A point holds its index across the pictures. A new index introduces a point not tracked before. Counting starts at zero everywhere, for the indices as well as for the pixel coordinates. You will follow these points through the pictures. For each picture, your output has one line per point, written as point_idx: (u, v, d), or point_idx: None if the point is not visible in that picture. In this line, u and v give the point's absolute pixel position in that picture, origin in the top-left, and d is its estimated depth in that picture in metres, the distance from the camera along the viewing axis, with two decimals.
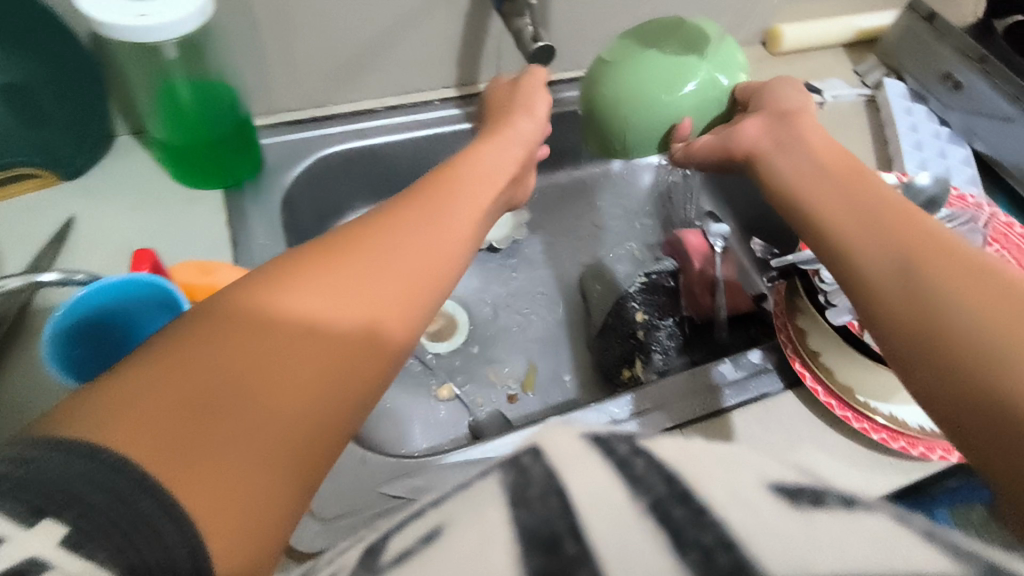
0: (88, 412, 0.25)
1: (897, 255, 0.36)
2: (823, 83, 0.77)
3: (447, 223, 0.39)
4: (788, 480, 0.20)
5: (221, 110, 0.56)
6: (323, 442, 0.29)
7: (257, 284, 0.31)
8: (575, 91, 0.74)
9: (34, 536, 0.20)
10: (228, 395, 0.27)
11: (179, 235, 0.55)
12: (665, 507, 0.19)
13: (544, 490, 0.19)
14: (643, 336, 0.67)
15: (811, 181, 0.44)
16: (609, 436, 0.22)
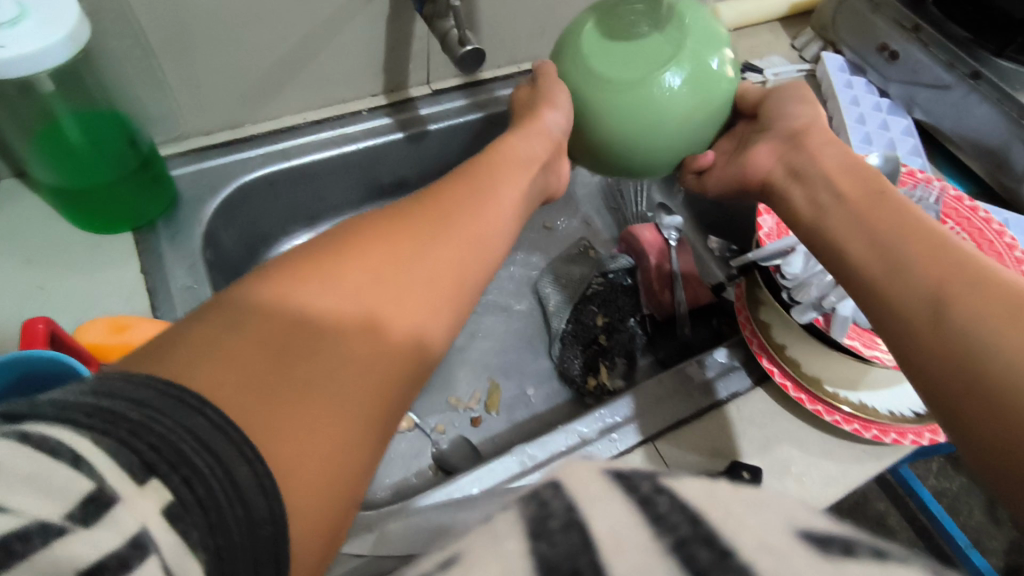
0: (182, 368, 0.26)
1: (875, 222, 0.41)
2: (762, 61, 0.76)
3: (482, 218, 0.41)
4: (821, 527, 0.18)
5: (115, 144, 0.51)
6: (383, 422, 0.31)
7: (322, 262, 0.33)
8: (512, 89, 0.70)
9: (143, 502, 0.20)
10: (306, 365, 0.29)
11: (90, 288, 0.50)
12: (690, 549, 0.17)
13: (565, 522, 0.18)
14: (606, 341, 0.65)
15: (821, 209, 0.45)
16: (631, 472, 0.20)
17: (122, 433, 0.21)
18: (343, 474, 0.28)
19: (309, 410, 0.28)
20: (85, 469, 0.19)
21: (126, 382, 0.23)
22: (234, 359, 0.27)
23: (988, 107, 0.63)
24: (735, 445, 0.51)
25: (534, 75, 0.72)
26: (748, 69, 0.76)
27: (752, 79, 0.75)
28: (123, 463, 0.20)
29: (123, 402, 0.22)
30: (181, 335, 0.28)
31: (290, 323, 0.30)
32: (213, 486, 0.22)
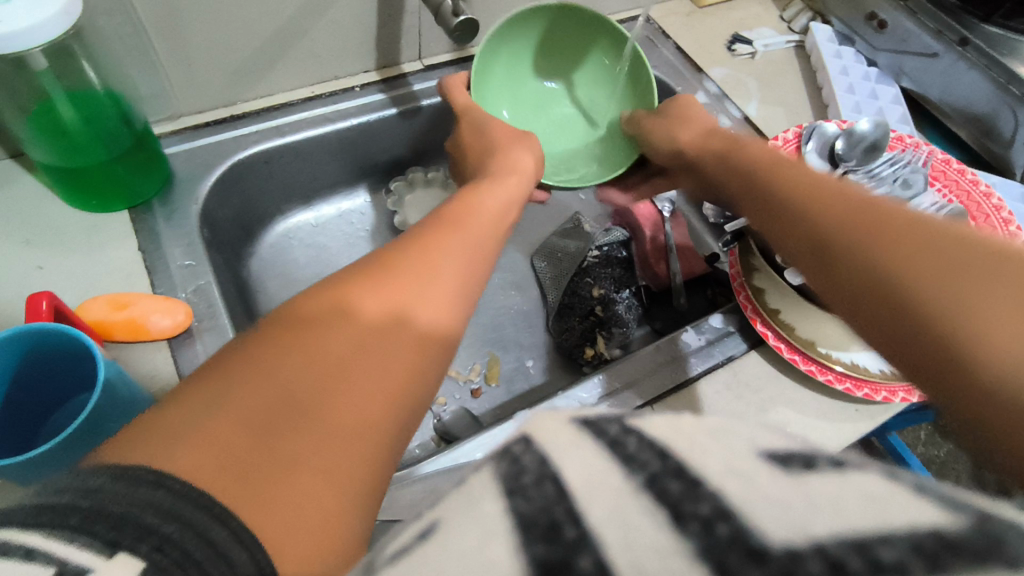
0: (161, 442, 0.25)
1: (779, 190, 0.39)
2: (753, 33, 0.77)
3: (472, 247, 0.42)
4: (779, 446, 0.16)
5: (110, 123, 0.50)
6: (377, 449, 0.30)
7: (316, 301, 0.34)
8: None
9: (112, 574, 0.18)
10: (302, 404, 0.29)
11: (89, 266, 0.50)
12: (660, 483, 0.15)
13: (539, 475, 0.15)
14: (602, 313, 0.65)
15: (732, 196, 0.46)
16: (597, 416, 0.17)
17: (75, 521, 0.19)
18: (340, 529, 0.26)
19: (300, 471, 0.27)
20: (41, 560, 0.18)
21: (79, 471, 0.22)
22: (214, 433, 0.26)
23: (976, 74, 0.64)
24: (733, 408, 0.52)
25: None
26: (738, 41, 0.76)
27: (741, 50, 0.76)
28: (84, 544, 0.19)
29: (74, 489, 0.21)
30: (171, 402, 0.27)
31: (272, 386, 0.29)
32: (188, 547, 0.20)
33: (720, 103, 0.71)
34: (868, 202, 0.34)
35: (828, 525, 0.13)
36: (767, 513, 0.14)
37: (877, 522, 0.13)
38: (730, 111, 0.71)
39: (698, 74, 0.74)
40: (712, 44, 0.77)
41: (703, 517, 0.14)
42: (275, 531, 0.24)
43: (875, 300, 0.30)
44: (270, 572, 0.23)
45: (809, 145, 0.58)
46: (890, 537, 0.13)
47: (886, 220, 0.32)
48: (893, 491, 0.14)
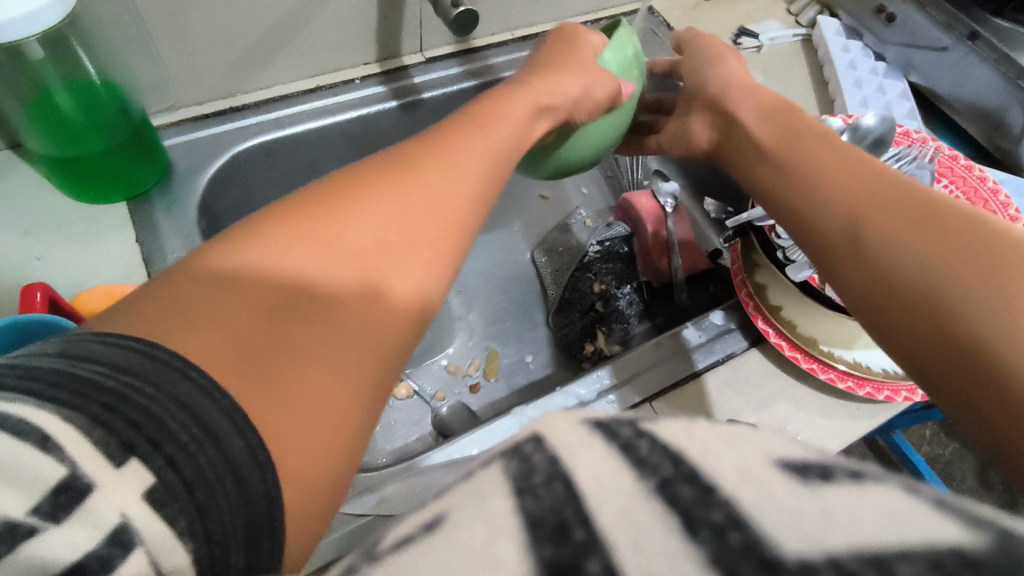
0: (166, 322, 0.25)
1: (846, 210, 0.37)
2: (759, 26, 0.76)
3: (489, 142, 0.39)
4: (796, 455, 0.15)
5: (109, 114, 0.50)
6: (384, 356, 0.30)
7: (331, 188, 0.33)
8: (506, 57, 0.70)
9: (122, 487, 0.19)
10: (307, 304, 0.29)
11: (89, 259, 0.50)
12: (672, 487, 0.14)
13: (549, 476, 0.14)
14: (603, 308, 0.65)
15: (776, 192, 0.43)
16: (609, 418, 0.16)
17: (94, 408, 0.20)
18: (344, 430, 0.27)
19: (308, 366, 0.27)
20: (55, 452, 0.19)
21: (100, 346, 0.22)
22: (225, 316, 0.26)
23: (987, 68, 0.62)
24: (731, 405, 0.51)
25: (527, 42, 0.72)
26: (743, 34, 0.75)
27: (747, 44, 0.75)
28: (99, 442, 0.20)
29: (97, 366, 0.21)
30: (172, 284, 0.27)
31: (280, 278, 0.28)
32: (201, 463, 0.21)
33: None
34: (955, 232, 0.32)
35: (843, 535, 0.13)
36: (782, 520, 0.13)
37: (896, 533, 0.12)
38: None
39: None
40: (718, 37, 0.76)
41: (715, 525, 0.13)
42: (281, 428, 0.25)
43: (948, 348, 0.30)
44: (272, 490, 0.24)
45: None
46: (909, 551, 0.12)
47: (976, 256, 0.31)
48: (912, 505, 0.13)
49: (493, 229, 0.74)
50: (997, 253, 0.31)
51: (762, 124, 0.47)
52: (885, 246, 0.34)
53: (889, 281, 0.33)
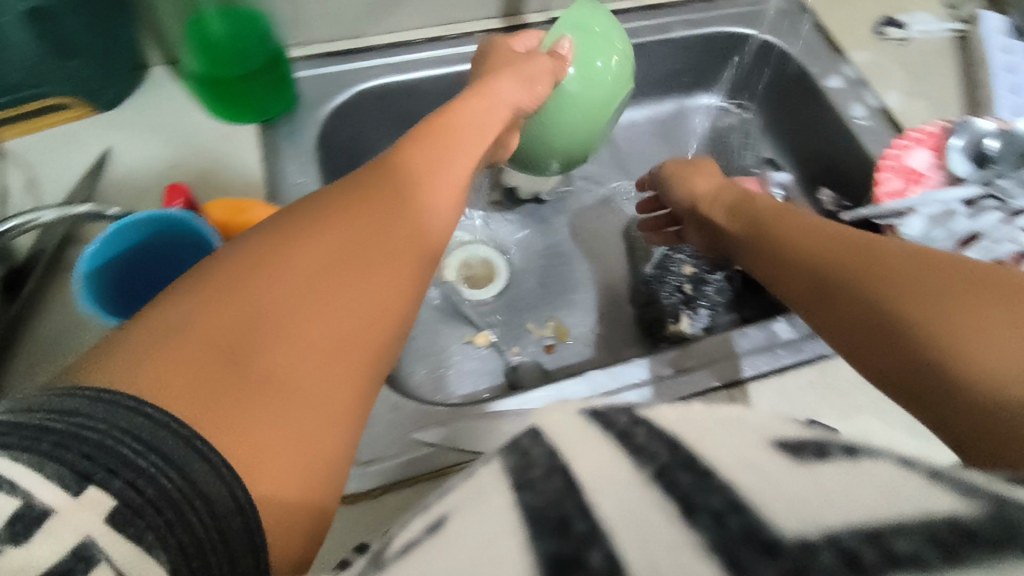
0: (130, 365, 0.26)
1: (798, 247, 0.42)
2: (909, 17, 0.70)
3: (443, 174, 0.40)
4: (795, 438, 0.18)
5: (254, 43, 0.54)
6: (357, 374, 0.31)
7: (288, 220, 0.33)
8: (628, 24, 0.68)
9: (82, 513, 0.21)
10: (269, 329, 0.29)
11: (220, 173, 0.55)
12: (670, 474, 0.17)
13: (548, 469, 0.18)
14: (690, 291, 0.64)
15: (748, 248, 0.48)
16: (607, 409, 0.20)
17: (46, 447, 0.22)
18: (322, 456, 0.29)
19: (276, 395, 0.28)
20: (15, 491, 0.21)
21: (55, 395, 0.24)
22: (183, 350, 0.27)
23: None
24: (809, 407, 0.49)
25: (653, 9, 0.69)
26: (888, 24, 0.70)
27: (891, 35, 0.69)
28: (54, 478, 0.22)
29: (47, 411, 0.23)
30: (133, 328, 0.27)
31: (242, 304, 0.29)
32: (163, 484, 0.23)
33: (857, 90, 0.65)
34: (868, 247, 0.38)
35: (836, 515, 0.15)
36: (776, 501, 0.16)
37: (887, 510, 0.15)
38: (866, 100, 0.65)
39: (836, 56, 0.68)
40: (861, 25, 0.70)
41: (714, 509, 0.16)
42: (254, 454, 0.26)
43: (902, 363, 0.32)
44: (245, 505, 0.25)
45: (955, 141, 0.52)
46: (901, 525, 0.14)
47: (889, 268, 0.35)
48: (905, 479, 0.16)
49: (588, 200, 0.73)
50: (929, 270, 0.33)
51: (723, 214, 0.53)
52: (828, 275, 0.38)
53: (841, 296, 0.37)
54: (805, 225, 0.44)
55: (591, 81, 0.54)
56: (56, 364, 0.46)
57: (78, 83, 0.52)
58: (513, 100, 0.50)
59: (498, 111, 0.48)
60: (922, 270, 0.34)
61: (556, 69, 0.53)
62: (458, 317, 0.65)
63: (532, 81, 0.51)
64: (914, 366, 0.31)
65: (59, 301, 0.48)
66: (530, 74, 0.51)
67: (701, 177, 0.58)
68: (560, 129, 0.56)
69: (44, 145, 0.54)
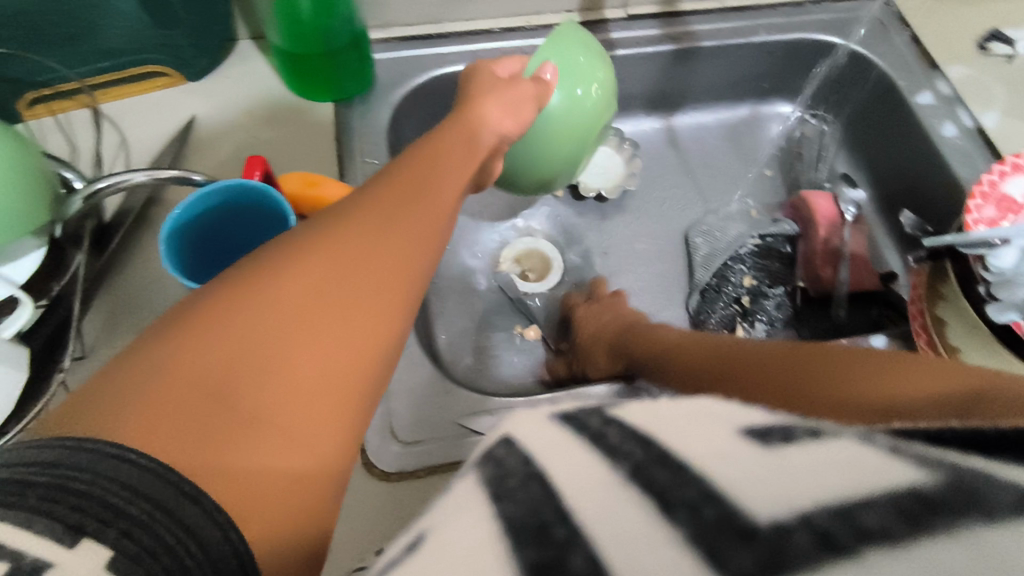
0: (110, 416, 0.25)
1: (728, 381, 0.43)
2: (1017, 32, 0.66)
3: (439, 190, 0.38)
4: (759, 426, 0.20)
5: (340, 23, 0.55)
6: (347, 411, 0.30)
7: (273, 252, 0.31)
8: (710, 25, 0.66)
9: (82, 562, 0.21)
10: (254, 370, 0.27)
11: (296, 148, 0.57)
12: (645, 472, 0.19)
13: (525, 478, 0.20)
14: (748, 304, 0.63)
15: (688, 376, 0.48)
16: (579, 417, 0.23)
17: (35, 502, 0.21)
18: (308, 500, 0.28)
19: (264, 434, 0.27)
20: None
21: (36, 447, 0.23)
22: (163, 397, 0.26)
23: None
24: None
25: (738, 12, 0.67)
26: (993, 39, 0.66)
27: (995, 51, 0.65)
28: (45, 531, 0.21)
29: (30, 466, 0.22)
30: (111, 376, 0.26)
31: (224, 347, 0.27)
32: (159, 531, 0.22)
33: (950, 108, 0.62)
34: (808, 362, 0.38)
35: (811, 497, 0.17)
36: (748, 484, 0.18)
37: (846, 477, 0.17)
38: (960, 119, 0.61)
39: (931, 71, 0.64)
40: (962, 39, 0.66)
41: (688, 503, 0.18)
42: (241, 501, 0.25)
43: (842, 413, 0.30)
44: (240, 547, 0.24)
45: None
46: (864, 498, 0.16)
47: (829, 373, 0.36)
48: (859, 453, 0.18)
49: (652, 201, 0.72)
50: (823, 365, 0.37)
51: (677, 337, 0.54)
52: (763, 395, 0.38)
53: (788, 404, 0.35)
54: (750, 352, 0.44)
55: (570, 104, 0.52)
56: (134, 318, 0.49)
57: (172, 53, 0.55)
58: (498, 130, 0.47)
59: (477, 143, 0.45)
60: (815, 366, 0.37)
61: (540, 95, 0.50)
62: (509, 307, 0.65)
63: (516, 109, 0.48)
64: (835, 409, 0.31)
65: (142, 258, 0.51)
66: (514, 102, 0.48)
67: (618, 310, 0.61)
68: (546, 154, 0.54)
69: (136, 109, 0.57)
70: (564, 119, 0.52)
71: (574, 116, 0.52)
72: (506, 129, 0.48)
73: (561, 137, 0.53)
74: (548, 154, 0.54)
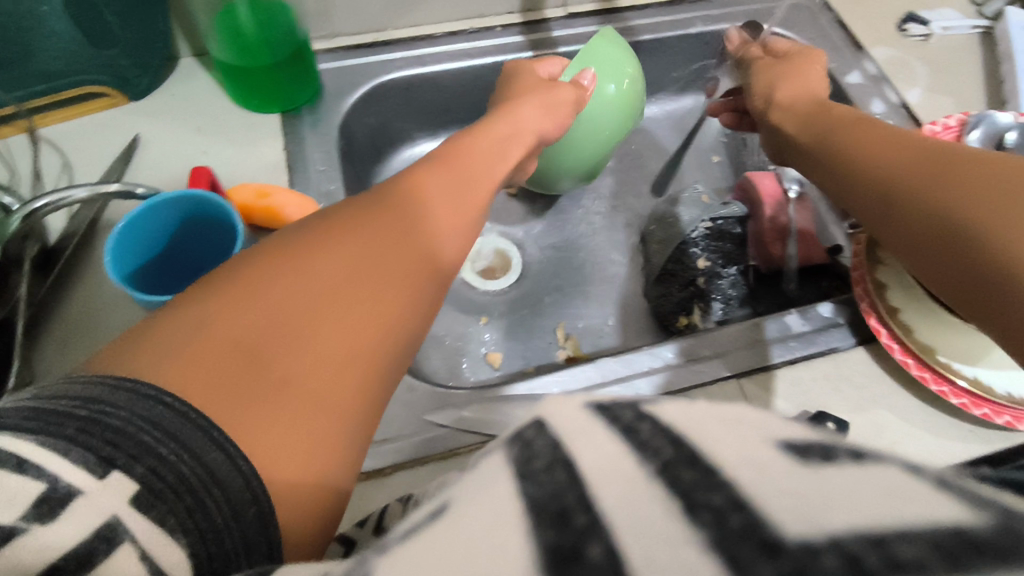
0: (152, 362, 0.26)
1: (877, 177, 0.39)
2: (932, 14, 0.70)
3: (464, 186, 0.42)
4: (798, 437, 0.15)
5: (281, 32, 0.55)
6: (369, 383, 0.31)
7: (312, 228, 0.34)
8: (647, 19, 0.69)
9: (106, 496, 0.22)
10: (286, 334, 0.29)
11: (244, 159, 0.57)
12: (673, 470, 0.14)
13: (551, 461, 0.16)
14: (704, 284, 0.64)
15: (828, 156, 0.44)
16: (613, 402, 0.18)
17: (72, 432, 0.23)
18: (331, 468, 0.29)
19: (294, 397, 0.28)
20: (33, 472, 0.21)
21: (77, 383, 0.25)
22: (203, 351, 0.27)
23: None
24: (823, 399, 0.49)
25: (672, 5, 0.70)
26: (911, 21, 0.69)
27: (914, 31, 0.69)
28: (79, 460, 0.22)
29: (71, 399, 0.24)
30: (152, 327, 0.28)
31: (262, 309, 0.29)
32: (182, 472, 0.24)
33: (878, 86, 0.65)
34: (954, 162, 0.35)
35: (844, 520, 0.12)
36: (780, 505, 0.13)
37: (892, 516, 0.12)
38: (887, 96, 0.64)
39: (857, 52, 0.68)
40: (883, 21, 0.70)
41: (715, 508, 0.13)
42: (269, 458, 0.27)
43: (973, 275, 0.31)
44: (259, 496, 0.26)
45: (973, 136, 0.51)
46: (909, 534, 0.12)
47: (955, 171, 0.34)
48: (912, 484, 0.13)
49: (605, 194, 0.74)
50: (961, 169, 0.34)
51: (844, 110, 0.47)
52: (910, 207, 0.35)
53: (949, 230, 0.33)
54: (897, 142, 0.39)
55: (601, 100, 0.56)
56: (81, 339, 0.48)
57: (112, 72, 0.55)
58: (535, 130, 0.51)
59: (515, 145, 0.49)
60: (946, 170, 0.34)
61: (579, 98, 0.54)
62: (472, 305, 0.66)
63: (554, 111, 0.52)
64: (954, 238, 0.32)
65: (87, 280, 0.50)
66: (553, 94, 0.53)
67: (799, 84, 0.53)
68: (582, 146, 0.59)
69: (78, 131, 0.56)
70: (597, 115, 0.57)
71: (605, 114, 0.57)
72: (557, 123, 0.53)
73: (593, 132, 0.58)
74: (578, 152, 0.59)
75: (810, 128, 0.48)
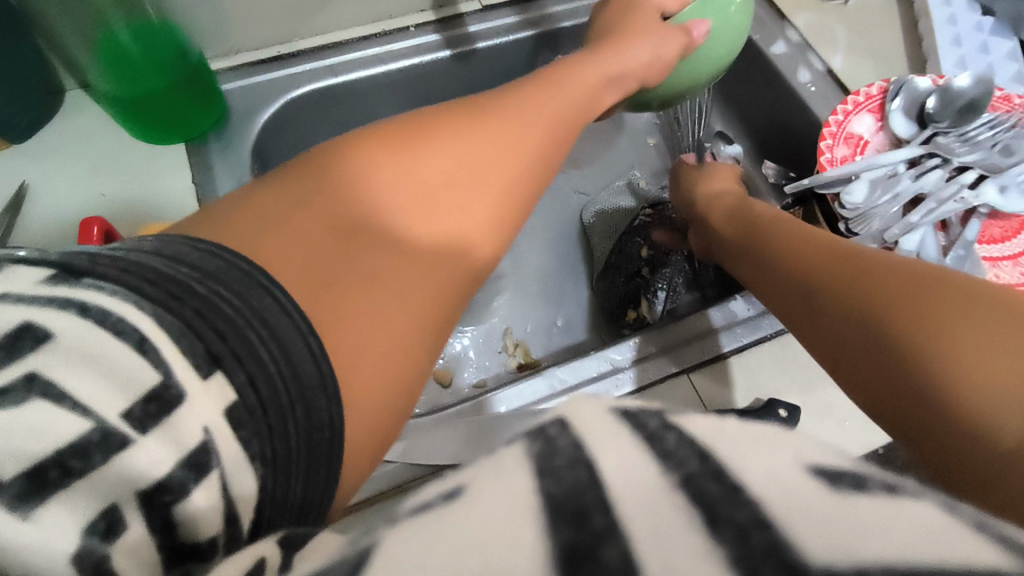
0: (258, 249, 0.32)
1: (778, 279, 0.44)
2: None
3: (535, 117, 0.44)
4: (830, 462, 0.15)
5: (173, 56, 0.52)
6: (428, 310, 0.36)
7: (392, 157, 0.39)
8: (567, 5, 0.66)
9: (206, 398, 0.23)
10: (361, 259, 0.34)
11: (151, 194, 0.53)
12: (699, 484, 0.14)
13: (573, 459, 0.15)
14: (649, 274, 0.62)
15: (745, 255, 0.49)
16: (640, 409, 0.17)
17: (188, 316, 0.24)
18: (397, 376, 0.34)
19: (365, 312, 0.33)
20: (151, 359, 0.22)
21: (205, 255, 0.28)
22: (296, 257, 0.32)
23: None
24: (775, 384, 0.49)
25: None
26: None
27: None
28: (189, 352, 0.23)
29: (196, 274, 0.26)
30: (258, 223, 0.33)
31: (341, 235, 0.35)
32: (275, 388, 0.25)
33: (803, 53, 0.64)
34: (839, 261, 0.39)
35: (874, 555, 0.12)
36: (808, 531, 0.13)
37: (932, 557, 0.12)
38: (812, 64, 0.64)
39: (780, 22, 0.66)
40: None
41: (739, 524, 0.13)
42: (346, 365, 0.31)
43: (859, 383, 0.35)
44: (332, 423, 0.29)
45: (896, 103, 0.51)
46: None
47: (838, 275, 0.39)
48: (949, 524, 0.13)
49: None
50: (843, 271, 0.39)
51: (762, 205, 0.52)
52: (802, 311, 0.40)
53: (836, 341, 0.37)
54: (795, 242, 0.44)
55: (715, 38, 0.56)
56: None
57: None
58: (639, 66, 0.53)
59: (598, 74, 0.50)
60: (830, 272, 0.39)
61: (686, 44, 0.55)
62: None
63: (661, 52, 0.54)
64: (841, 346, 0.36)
65: None
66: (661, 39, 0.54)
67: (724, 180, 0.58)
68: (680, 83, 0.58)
69: None
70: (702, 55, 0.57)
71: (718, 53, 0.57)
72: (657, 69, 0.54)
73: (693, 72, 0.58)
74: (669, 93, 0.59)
75: (726, 232, 0.53)
